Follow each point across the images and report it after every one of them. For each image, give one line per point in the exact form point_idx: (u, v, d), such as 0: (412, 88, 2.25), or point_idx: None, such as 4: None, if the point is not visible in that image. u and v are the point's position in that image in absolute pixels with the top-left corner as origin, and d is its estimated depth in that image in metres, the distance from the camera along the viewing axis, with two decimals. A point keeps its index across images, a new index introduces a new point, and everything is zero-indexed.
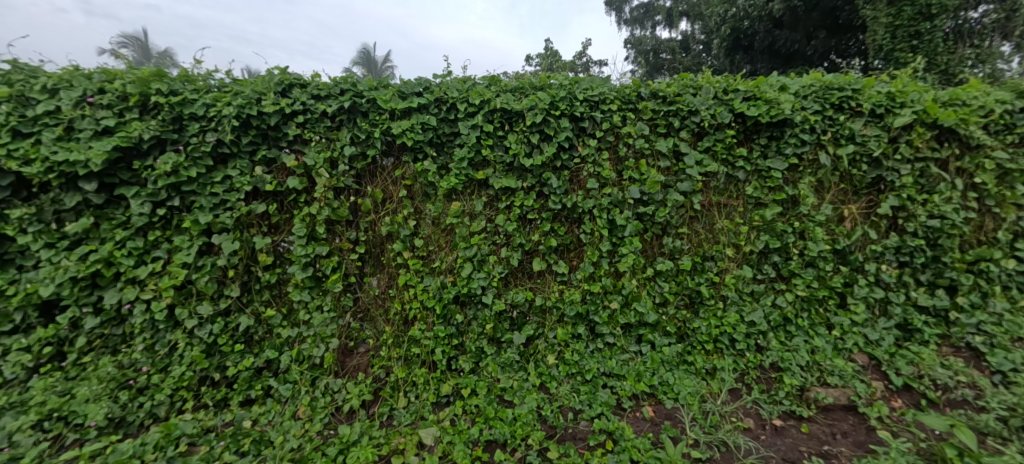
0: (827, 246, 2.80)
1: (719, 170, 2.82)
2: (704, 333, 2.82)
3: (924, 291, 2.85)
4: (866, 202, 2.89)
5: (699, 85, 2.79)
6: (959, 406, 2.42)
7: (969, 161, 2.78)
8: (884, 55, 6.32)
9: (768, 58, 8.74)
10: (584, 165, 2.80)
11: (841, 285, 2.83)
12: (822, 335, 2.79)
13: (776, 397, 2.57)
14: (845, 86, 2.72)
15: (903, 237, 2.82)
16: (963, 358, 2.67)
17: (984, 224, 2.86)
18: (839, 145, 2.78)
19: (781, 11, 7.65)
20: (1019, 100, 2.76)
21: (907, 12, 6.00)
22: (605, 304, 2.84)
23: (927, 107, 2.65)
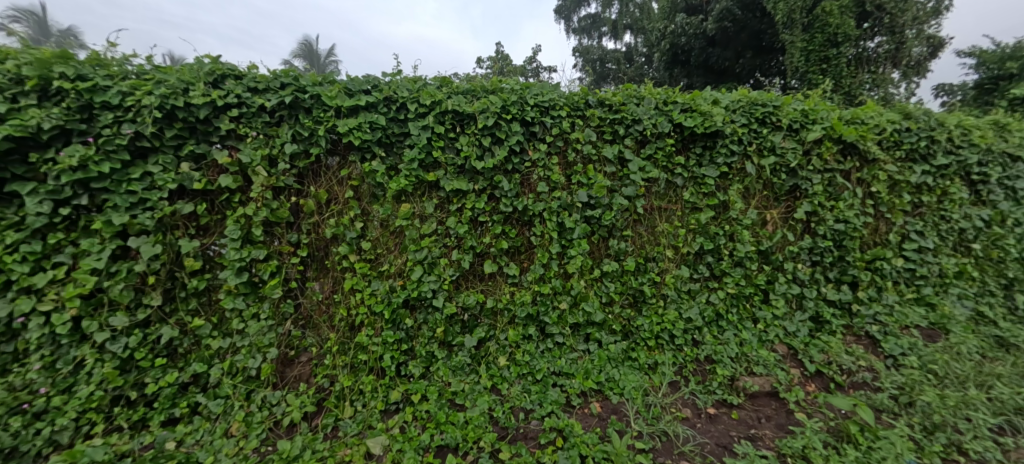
0: (753, 248, 3.06)
1: (660, 176, 2.99)
2: (647, 330, 2.98)
3: (832, 287, 3.22)
4: (785, 208, 3.20)
5: (642, 96, 2.95)
6: (860, 387, 2.76)
7: (867, 173, 3.19)
8: (801, 76, 7.15)
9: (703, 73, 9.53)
10: (534, 169, 2.87)
11: (765, 283, 3.12)
12: (749, 329, 3.05)
13: (710, 387, 2.78)
14: (767, 102, 3.02)
15: (815, 238, 3.17)
16: (863, 345, 3.05)
17: (879, 228, 3.31)
18: (763, 156, 3.06)
19: (715, 31, 8.34)
20: (905, 120, 3.23)
21: (818, 39, 6.82)
22: (555, 304, 2.91)
23: (834, 124, 3.01)
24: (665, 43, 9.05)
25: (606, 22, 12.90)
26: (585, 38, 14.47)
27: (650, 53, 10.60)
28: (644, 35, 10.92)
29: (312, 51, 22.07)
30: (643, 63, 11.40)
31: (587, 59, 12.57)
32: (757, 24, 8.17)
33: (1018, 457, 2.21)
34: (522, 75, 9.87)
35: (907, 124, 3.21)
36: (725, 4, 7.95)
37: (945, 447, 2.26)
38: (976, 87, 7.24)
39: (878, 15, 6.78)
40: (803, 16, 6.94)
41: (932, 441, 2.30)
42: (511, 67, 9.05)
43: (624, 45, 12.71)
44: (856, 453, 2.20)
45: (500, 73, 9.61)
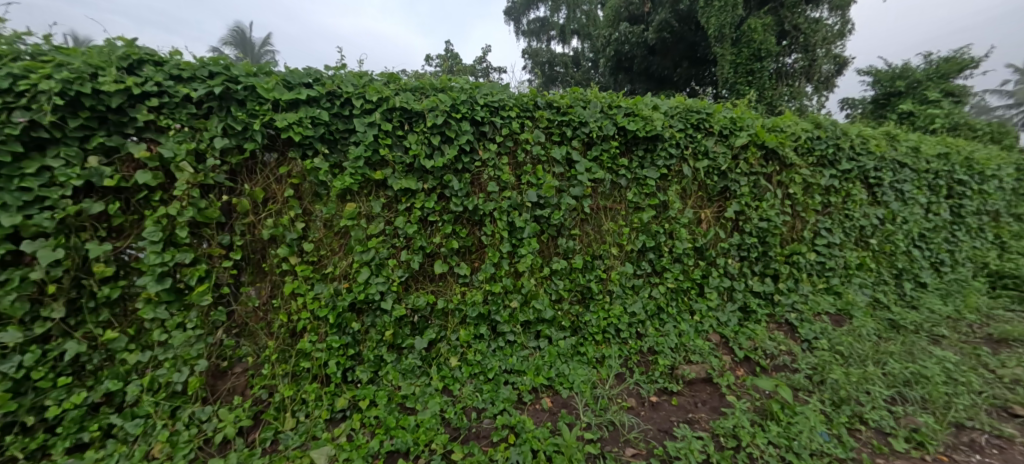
0: (689, 245, 3.28)
1: (605, 177, 3.10)
2: (594, 325, 3.09)
3: (757, 279, 3.53)
4: (717, 207, 3.45)
5: (588, 100, 3.05)
6: (781, 369, 3.05)
7: (785, 176, 3.53)
8: (730, 86, 7.92)
9: (645, 79, 10.29)
10: (485, 169, 2.86)
11: (700, 277, 3.35)
12: (687, 320, 3.26)
13: (652, 377, 2.94)
14: (701, 110, 3.25)
15: (742, 236, 3.45)
16: (783, 331, 3.38)
17: (795, 225, 3.68)
18: (697, 159, 3.28)
19: (654, 40, 8.88)
20: (816, 129, 3.61)
21: (744, 53, 7.58)
22: (505, 303, 2.92)
23: (757, 131, 3.31)
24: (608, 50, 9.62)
25: (554, 26, 13.30)
26: (533, 40, 14.70)
27: (596, 59, 11.18)
28: (591, 41, 11.48)
29: (244, 38, 20.54)
30: (589, 68, 11.85)
31: (538, 61, 13.20)
32: (693, 36, 8.82)
33: (905, 422, 2.55)
34: (472, 76, 10.16)
35: (817, 132, 3.59)
36: (662, 16, 8.53)
37: (849, 418, 2.57)
38: (873, 102, 8.23)
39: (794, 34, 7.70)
40: (732, 31, 7.71)
41: (839, 413, 2.59)
42: (455, 69, 9.70)
43: (572, 49, 13.29)
44: (778, 429, 2.43)
45: (450, 71, 9.85)
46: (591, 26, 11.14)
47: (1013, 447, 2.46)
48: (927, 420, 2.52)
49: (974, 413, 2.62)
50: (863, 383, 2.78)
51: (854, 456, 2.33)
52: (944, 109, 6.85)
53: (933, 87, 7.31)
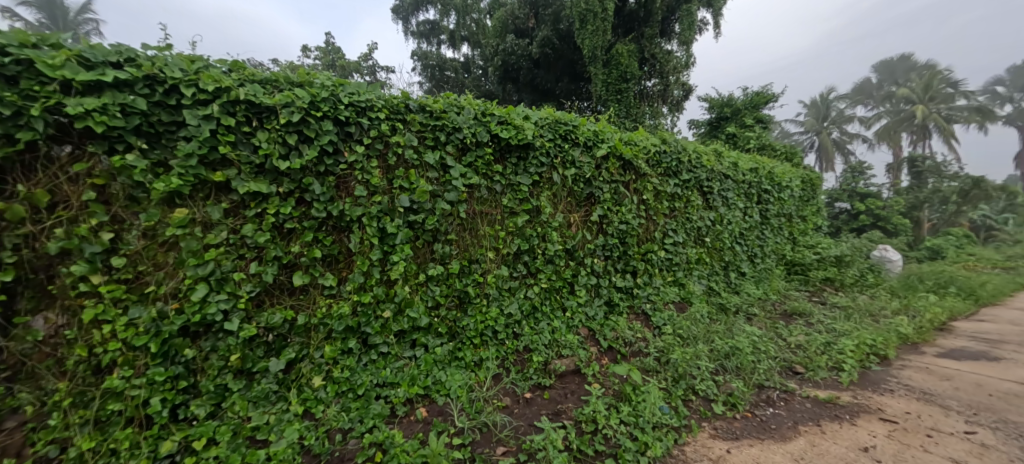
0: (560, 247, 3.48)
1: (480, 183, 3.13)
2: (471, 329, 3.08)
3: (619, 276, 3.91)
4: (585, 211, 3.72)
5: (462, 106, 3.06)
6: (637, 354, 3.42)
7: (640, 184, 3.99)
8: (602, 102, 9.71)
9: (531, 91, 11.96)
10: (352, 173, 2.66)
11: (571, 276, 3.58)
12: (559, 317, 3.45)
13: (527, 374, 3.04)
14: (568, 122, 3.50)
15: (606, 237, 3.79)
16: (640, 320, 3.83)
17: (649, 227, 4.16)
18: (566, 167, 3.51)
19: (539, 54, 10.49)
20: (661, 145, 4.17)
21: (614, 75, 9.46)
22: (377, 314, 2.75)
23: (615, 144, 3.68)
24: (497, 59, 10.86)
25: (444, 30, 13.30)
26: (422, 41, 14.44)
27: (486, 68, 12.32)
28: (480, 49, 12.48)
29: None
30: (480, 76, 12.79)
31: (427, 64, 12.93)
32: (569, 55, 10.58)
33: (724, 389, 3.04)
34: (358, 75, 10.93)
35: (662, 148, 4.15)
36: (545, 33, 10.18)
37: (684, 390, 2.97)
38: (708, 124, 9.80)
39: (652, 63, 9.93)
40: (601, 55, 9.42)
41: (677, 387, 2.98)
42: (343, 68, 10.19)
43: (461, 55, 13.64)
44: (629, 409, 2.69)
45: (341, 74, 10.83)
46: (482, 37, 12.23)
47: (793, 398, 3.10)
48: (739, 384, 3.05)
49: (769, 375, 3.26)
50: (695, 359, 3.24)
51: (685, 423, 2.71)
52: (756, 132, 8.54)
53: (749, 114, 8.97)
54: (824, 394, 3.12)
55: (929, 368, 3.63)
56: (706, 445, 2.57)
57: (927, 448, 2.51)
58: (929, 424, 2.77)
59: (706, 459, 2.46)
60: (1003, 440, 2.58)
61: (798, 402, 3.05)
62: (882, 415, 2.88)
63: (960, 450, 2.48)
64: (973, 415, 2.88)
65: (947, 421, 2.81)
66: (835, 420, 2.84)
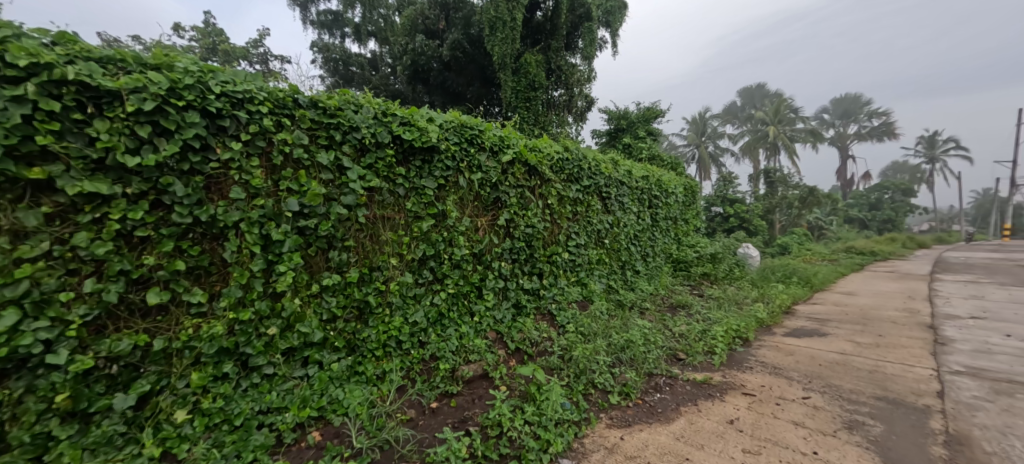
0: (467, 251, 3.42)
1: (381, 186, 2.95)
2: (373, 341, 2.87)
3: (526, 278, 3.97)
4: (492, 216, 3.72)
5: (360, 104, 2.86)
6: (542, 353, 3.51)
7: (544, 189, 4.12)
8: (512, 108, 9.88)
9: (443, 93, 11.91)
10: (227, 173, 2.34)
11: (478, 280, 3.54)
12: (467, 322, 3.40)
13: (434, 383, 2.94)
14: (474, 126, 3.47)
15: (513, 240, 3.83)
16: (545, 319, 3.97)
17: (553, 230, 4.31)
18: (472, 172, 3.48)
19: (449, 57, 10.37)
20: (563, 152, 4.37)
21: (522, 83, 9.71)
22: (260, 331, 2.44)
23: (520, 150, 3.78)
24: (407, 59, 10.49)
25: (347, 22, 12.53)
26: (322, 31, 13.46)
27: (395, 66, 11.89)
28: (388, 46, 12.02)
29: None
30: (388, 73, 12.29)
31: (329, 57, 12.07)
32: (479, 60, 10.66)
33: (619, 380, 3.23)
34: (245, 62, 9.84)
35: (563, 155, 4.36)
36: (455, 36, 10.11)
37: (585, 385, 3.10)
38: (608, 134, 10.49)
39: (557, 74, 10.38)
40: (510, 63, 9.64)
41: (578, 382, 3.11)
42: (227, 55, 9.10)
43: (368, 50, 12.96)
44: (533, 408, 2.71)
45: (225, 60, 9.67)
46: (390, 33, 11.77)
47: (676, 382, 3.39)
48: (632, 374, 3.25)
49: (657, 363, 3.54)
50: (594, 354, 3.39)
51: (584, 416, 2.81)
52: (648, 143, 9.37)
53: (641, 127, 9.80)
54: (700, 376, 3.46)
55: (778, 346, 4.25)
56: (603, 435, 2.66)
57: (776, 415, 2.85)
58: (778, 394, 3.18)
59: (603, 448, 2.54)
60: (829, 401, 3.04)
61: (680, 386, 3.33)
62: (743, 390, 3.24)
63: (799, 414, 2.86)
64: (809, 383, 3.36)
65: (790, 390, 3.25)
66: (709, 399, 3.13)
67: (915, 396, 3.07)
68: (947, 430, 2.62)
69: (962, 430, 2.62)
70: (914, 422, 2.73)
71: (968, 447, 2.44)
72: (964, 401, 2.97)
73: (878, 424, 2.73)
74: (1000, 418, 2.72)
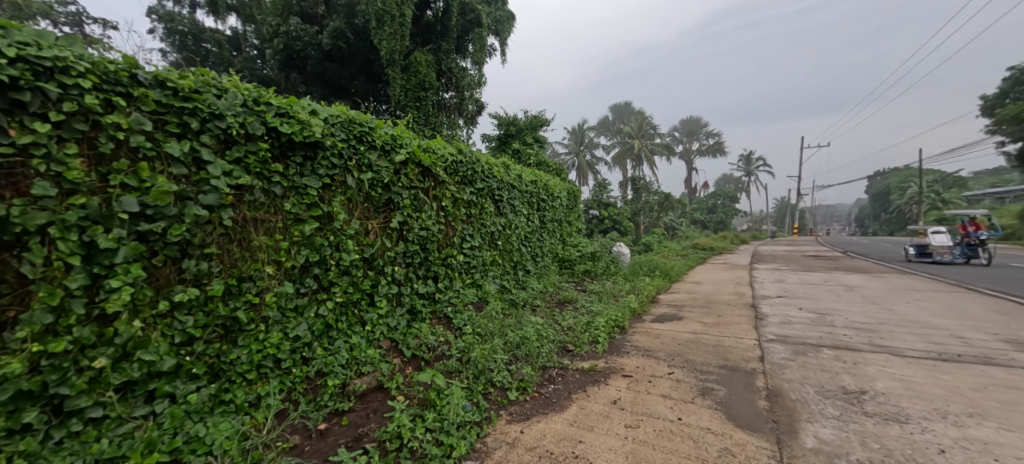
0: (357, 256, 3.18)
1: (252, 184, 2.61)
2: (244, 362, 2.52)
3: (422, 282, 3.87)
4: (383, 218, 3.55)
5: (223, 88, 2.52)
6: (440, 358, 3.49)
7: (438, 191, 4.09)
8: (401, 107, 9.54)
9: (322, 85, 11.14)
10: (28, 163, 1.86)
11: (370, 287, 3.32)
12: (358, 332, 3.16)
13: (320, 402, 2.70)
14: (364, 123, 3.31)
15: (407, 244, 3.70)
16: (442, 323, 3.97)
17: (449, 233, 4.28)
18: (361, 171, 3.29)
19: (330, 46, 9.76)
20: (457, 155, 4.40)
21: (412, 81, 9.48)
22: (84, 365, 1.94)
23: (414, 150, 3.71)
24: (279, 42, 9.52)
25: None
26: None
27: (263, 48, 10.66)
28: (255, 25, 10.75)
29: None
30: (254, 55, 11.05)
31: (174, 29, 10.31)
32: (364, 55, 10.38)
33: (517, 376, 3.32)
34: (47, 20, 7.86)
35: (458, 157, 4.39)
36: (337, 24, 9.48)
37: (484, 385, 3.11)
38: (498, 139, 10.71)
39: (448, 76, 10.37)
40: (400, 60, 9.33)
41: (477, 382, 3.11)
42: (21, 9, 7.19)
43: (228, 27, 11.40)
44: (434, 415, 2.62)
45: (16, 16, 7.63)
46: (258, 13, 10.56)
47: (567, 372, 3.58)
48: (528, 369, 3.36)
49: (550, 356, 3.71)
50: (492, 354, 3.44)
51: (486, 416, 2.80)
52: (535, 150, 9.86)
53: (529, 134, 10.27)
54: (587, 364, 3.72)
55: (647, 331, 4.78)
56: (503, 431, 2.66)
57: (650, 391, 3.17)
58: (650, 372, 3.55)
59: (505, 444, 2.53)
60: (688, 374, 3.48)
61: (570, 375, 3.54)
62: (623, 372, 3.56)
63: (668, 387, 3.21)
64: (672, 360, 3.83)
65: (658, 368, 3.66)
66: (596, 384, 3.35)
67: (745, 362, 3.69)
68: (767, 386, 3.17)
69: (776, 385, 3.20)
70: (746, 382, 3.25)
71: (781, 397, 2.97)
72: (777, 362, 3.67)
73: (721, 387, 3.18)
74: (799, 372, 3.41)
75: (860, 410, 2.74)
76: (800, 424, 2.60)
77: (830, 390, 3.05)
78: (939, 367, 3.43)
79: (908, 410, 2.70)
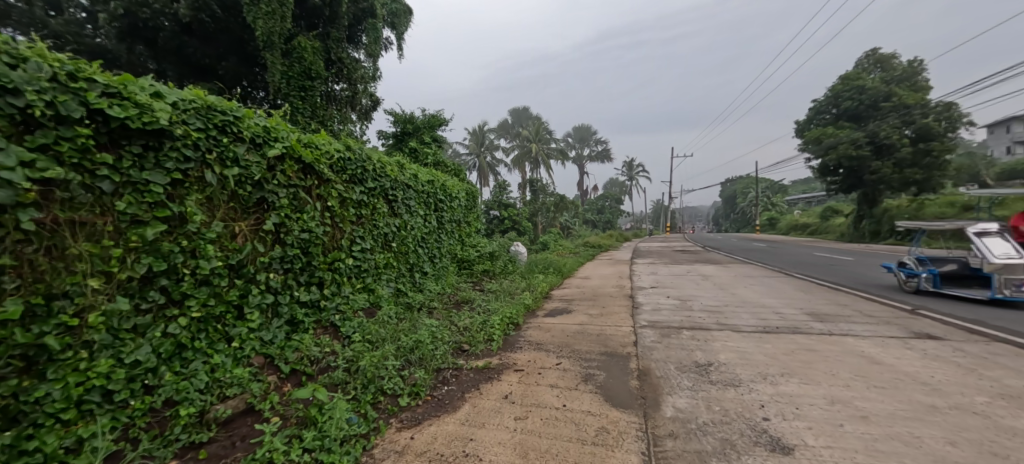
0: (220, 263, 2.82)
1: (68, 179, 2.14)
2: (57, 401, 2.03)
3: (303, 289, 3.58)
4: (254, 220, 3.21)
5: (22, 56, 2.04)
6: (325, 370, 3.26)
7: (322, 190, 3.83)
8: (282, 96, 8.65)
9: (176, 62, 9.47)
10: None
11: (237, 297, 2.96)
12: (222, 351, 2.80)
13: (170, 437, 2.32)
14: (227, 111, 2.97)
15: (284, 248, 3.38)
16: (328, 333, 3.71)
17: (336, 235, 4.01)
18: (225, 166, 2.94)
19: (190, 18, 8.43)
20: (345, 151, 4.19)
21: (296, 68, 8.68)
22: None
23: (292, 144, 3.45)
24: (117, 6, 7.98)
25: None
26: None
27: (94, 11, 8.77)
28: None
29: None
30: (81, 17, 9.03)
31: None
32: (234, 36, 9.33)
33: (410, 381, 3.23)
34: None
35: (346, 154, 4.18)
36: None
37: (373, 394, 2.96)
38: (395, 137, 10.30)
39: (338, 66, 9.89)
40: (280, 43, 8.46)
41: (366, 392, 2.95)
42: None
43: None
44: (313, 432, 2.41)
45: None
46: None
47: (461, 372, 3.60)
48: (421, 373, 3.29)
49: (444, 358, 3.70)
50: (383, 361, 3.30)
51: (374, 427, 2.66)
52: (433, 149, 9.73)
53: (427, 133, 10.08)
54: (482, 362, 3.78)
55: (540, 325, 5.01)
56: (393, 440, 2.55)
57: (538, 382, 3.33)
58: (539, 364, 3.74)
59: (394, 453, 2.43)
60: (573, 363, 3.73)
61: (464, 375, 3.55)
62: (515, 367, 3.69)
63: (555, 377, 3.41)
64: (560, 351, 4.07)
65: (548, 360, 3.86)
66: (489, 380, 3.42)
67: (622, 347, 4.09)
68: (638, 367, 3.55)
69: (645, 365, 3.59)
70: (621, 365, 3.59)
71: (648, 375, 3.35)
72: (646, 345, 4.13)
73: (601, 372, 3.47)
74: (665, 352, 3.88)
75: (707, 379, 3.21)
76: (662, 397, 2.95)
77: (686, 365, 3.52)
78: (765, 338, 4.18)
79: (741, 375, 3.25)
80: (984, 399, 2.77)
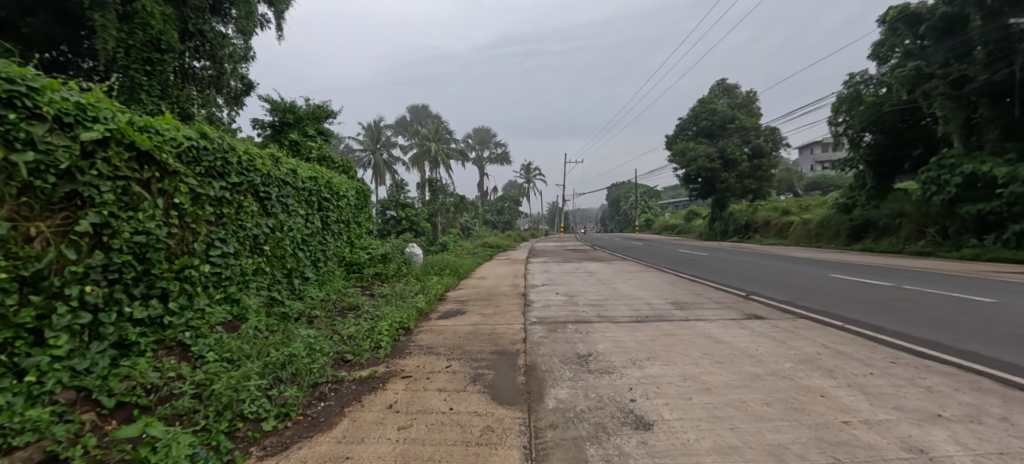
0: (4, 275, 2.16)
1: None
2: None
3: (139, 304, 2.96)
4: (62, 219, 2.55)
5: None
6: (167, 399, 2.70)
7: (166, 183, 3.22)
8: (118, 67, 7.16)
9: None
10: None
11: (33, 320, 2.31)
12: (8, 389, 2.14)
13: None
14: (17, 79, 2.32)
15: (109, 254, 2.75)
16: (175, 355, 3.11)
17: (185, 237, 3.40)
18: (13, 149, 2.29)
19: None
20: (199, 139, 3.61)
21: (139, 37, 7.23)
22: None
23: (121, 127, 2.84)
24: None
25: None
26: None
27: None
28: None
29: None
30: None
31: None
32: None
33: (278, 400, 2.86)
34: None
35: (201, 142, 3.60)
36: None
37: (229, 422, 2.54)
38: (271, 127, 9.22)
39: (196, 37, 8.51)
40: (116, 4, 6.97)
41: (219, 420, 2.52)
42: None
43: None
44: None
45: None
46: None
47: (342, 385, 3.30)
48: (292, 391, 2.94)
49: (322, 372, 3.36)
50: (244, 381, 2.87)
51: (229, 459, 2.27)
52: (317, 143, 8.93)
53: (310, 125, 9.21)
54: (365, 372, 3.51)
55: (432, 328, 4.86)
56: None
57: (426, 388, 3.20)
58: (428, 369, 3.60)
59: None
60: (463, 364, 3.67)
61: (345, 387, 3.26)
62: (403, 374, 3.50)
63: (444, 381, 3.32)
64: (451, 353, 3.99)
65: (437, 363, 3.74)
66: (373, 391, 3.19)
67: (511, 345, 4.15)
68: (525, 363, 3.62)
69: (532, 360, 3.68)
70: (510, 363, 3.63)
71: (535, 370, 3.43)
72: (534, 340, 4.25)
73: (490, 371, 3.47)
74: (552, 347, 4.02)
75: (588, 369, 3.40)
76: (546, 390, 3.04)
77: (568, 357, 3.70)
78: (636, 327, 4.60)
79: (615, 363, 3.50)
80: (791, 365, 3.38)
